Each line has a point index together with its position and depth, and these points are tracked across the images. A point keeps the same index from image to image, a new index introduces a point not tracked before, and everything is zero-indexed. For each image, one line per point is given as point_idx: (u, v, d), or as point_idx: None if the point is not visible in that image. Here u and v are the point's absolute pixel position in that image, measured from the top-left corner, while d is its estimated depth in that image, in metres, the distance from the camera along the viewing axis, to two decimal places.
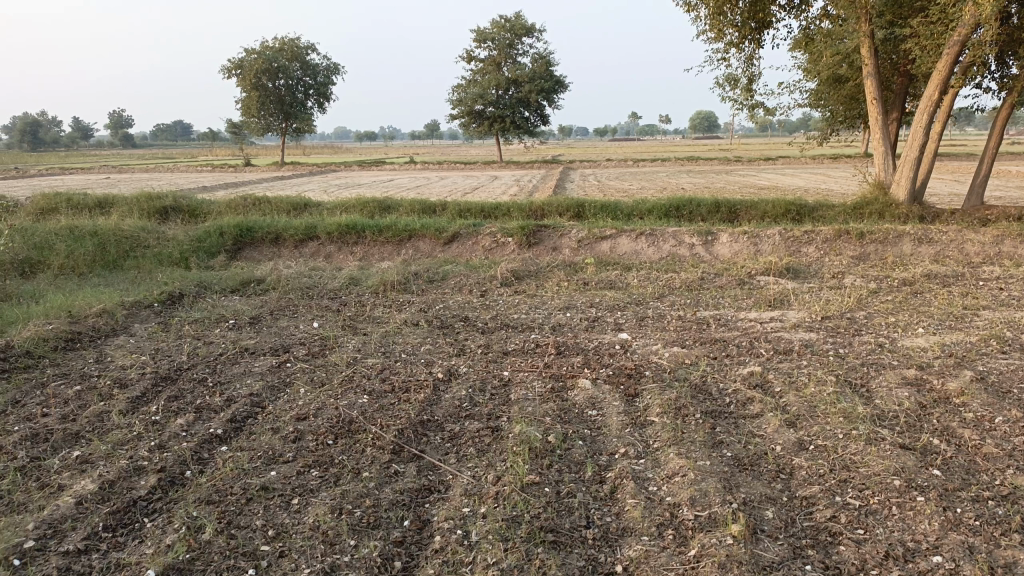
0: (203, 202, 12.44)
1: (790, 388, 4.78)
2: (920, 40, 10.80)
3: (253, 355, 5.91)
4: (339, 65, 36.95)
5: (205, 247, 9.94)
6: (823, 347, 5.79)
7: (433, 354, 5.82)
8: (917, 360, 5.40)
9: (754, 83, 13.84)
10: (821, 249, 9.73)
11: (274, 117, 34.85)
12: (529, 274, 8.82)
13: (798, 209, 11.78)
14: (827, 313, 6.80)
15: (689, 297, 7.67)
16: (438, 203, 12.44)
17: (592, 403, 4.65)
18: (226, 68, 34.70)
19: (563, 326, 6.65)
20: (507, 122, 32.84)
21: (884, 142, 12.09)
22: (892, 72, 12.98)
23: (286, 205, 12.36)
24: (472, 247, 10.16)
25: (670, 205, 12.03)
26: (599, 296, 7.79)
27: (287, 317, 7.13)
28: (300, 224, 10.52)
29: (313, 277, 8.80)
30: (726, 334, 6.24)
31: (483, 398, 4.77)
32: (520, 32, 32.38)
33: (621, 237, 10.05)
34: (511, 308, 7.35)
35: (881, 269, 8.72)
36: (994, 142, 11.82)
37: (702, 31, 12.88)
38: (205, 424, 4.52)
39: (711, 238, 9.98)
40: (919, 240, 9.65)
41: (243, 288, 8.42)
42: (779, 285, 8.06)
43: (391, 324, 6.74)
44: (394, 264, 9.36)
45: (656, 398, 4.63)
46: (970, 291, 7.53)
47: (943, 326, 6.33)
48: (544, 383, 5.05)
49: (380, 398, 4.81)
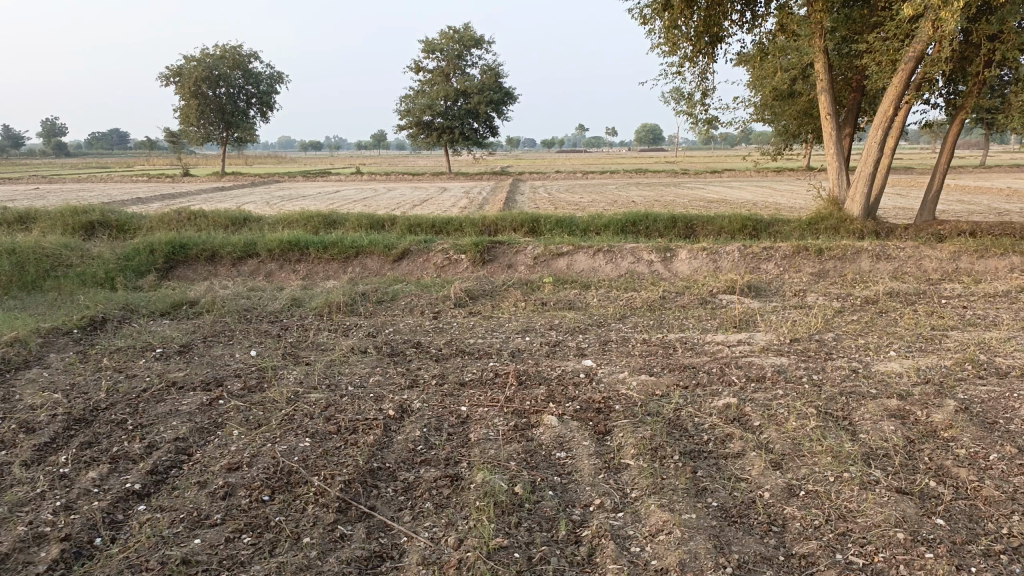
0: (134, 217, 11.69)
1: (770, 423, 4.46)
2: (874, 56, 10.65)
3: (182, 391, 5.34)
4: (282, 74, 36.07)
5: (134, 265, 9.26)
6: (798, 373, 5.49)
7: (382, 386, 5.34)
8: (896, 387, 5.14)
9: (706, 97, 13.74)
10: (781, 266, 9.58)
11: (215, 127, 33.76)
12: (484, 293, 8.40)
13: (755, 225, 11.61)
14: (796, 335, 6.54)
15: (652, 318, 7.36)
16: (387, 217, 11.92)
17: (560, 444, 4.23)
18: (163, 75, 33.48)
19: (523, 352, 6.22)
20: (456, 133, 32.44)
21: (837, 157, 12.04)
22: (845, 86, 12.96)
23: (224, 220, 11.71)
24: (423, 264, 9.67)
25: (627, 221, 11.76)
26: (559, 317, 7.41)
27: (222, 344, 6.56)
28: (239, 240, 9.91)
29: (252, 299, 8.22)
30: (695, 360, 5.92)
31: (440, 439, 4.32)
32: (468, 43, 32.11)
33: (578, 254, 9.73)
34: (467, 332, 6.90)
35: (842, 287, 8.57)
36: (945, 158, 11.87)
37: (655, 44, 12.71)
38: (122, 477, 3.97)
39: (670, 255, 9.73)
40: (877, 256, 9.54)
41: (175, 311, 7.80)
42: (743, 304, 7.82)
43: (337, 352, 6.22)
44: (341, 284, 8.84)
45: (629, 436, 4.25)
46: (935, 310, 7.39)
47: (914, 349, 6.13)
48: (506, 420, 4.62)
49: (324, 442, 4.31)
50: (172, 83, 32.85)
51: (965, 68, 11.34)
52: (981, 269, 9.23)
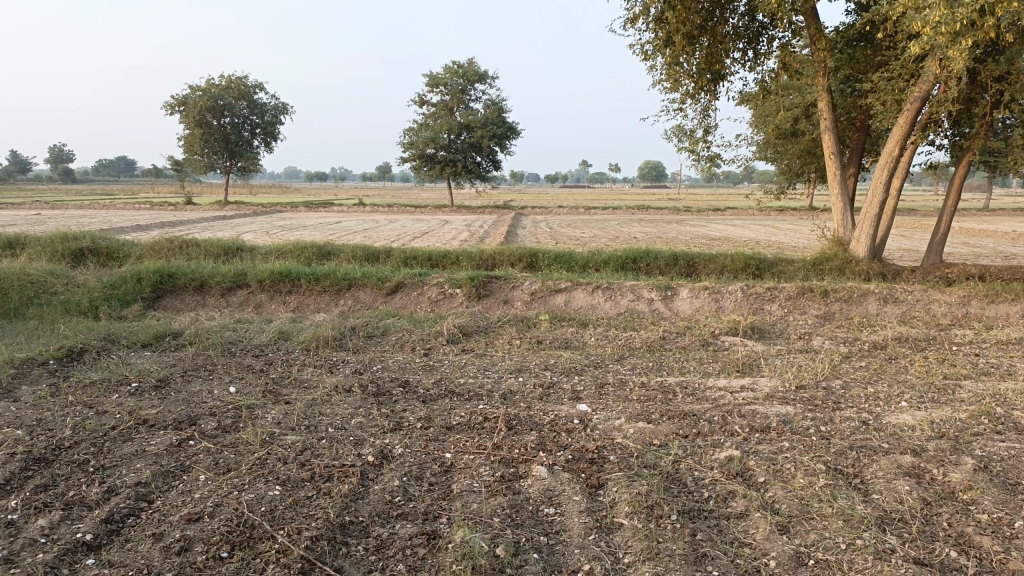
0: (126, 244, 11.48)
1: (776, 479, 4.15)
2: (879, 95, 10.52)
3: (152, 430, 5.05)
4: (288, 104, 36.23)
5: (120, 294, 9.01)
6: (804, 424, 5.19)
7: (364, 429, 5.04)
8: (908, 442, 4.84)
9: (709, 134, 13.58)
10: (785, 307, 9.32)
11: (218, 156, 33.78)
12: (478, 330, 8.12)
13: (758, 264, 11.35)
14: (801, 382, 6.24)
15: (651, 360, 7.07)
16: (383, 250, 11.69)
17: (548, 498, 3.93)
18: (168, 103, 33.58)
19: (515, 394, 5.93)
20: (459, 166, 32.41)
21: (843, 196, 11.83)
22: (849, 126, 12.79)
23: (216, 248, 11.48)
24: (417, 298, 9.42)
25: (627, 257, 11.52)
26: (554, 356, 7.12)
27: (201, 379, 6.27)
28: (229, 270, 9.68)
29: (237, 331, 7.95)
30: (695, 406, 5.61)
31: (420, 490, 4.02)
32: (473, 78, 32.29)
33: (576, 291, 9.47)
34: (457, 370, 6.61)
35: (849, 330, 8.30)
36: (952, 200, 11.65)
37: (657, 80, 12.58)
38: (73, 526, 3.66)
39: (671, 293, 9.47)
40: (884, 299, 9.28)
41: (156, 343, 7.52)
42: (746, 347, 7.53)
43: (320, 389, 5.93)
44: (330, 317, 8.57)
45: (623, 492, 3.94)
46: (946, 358, 7.10)
47: (926, 400, 5.83)
48: (492, 469, 4.32)
49: (295, 491, 4.02)
50: (177, 111, 32.94)
51: (971, 110, 11.20)
52: (992, 314, 8.95)
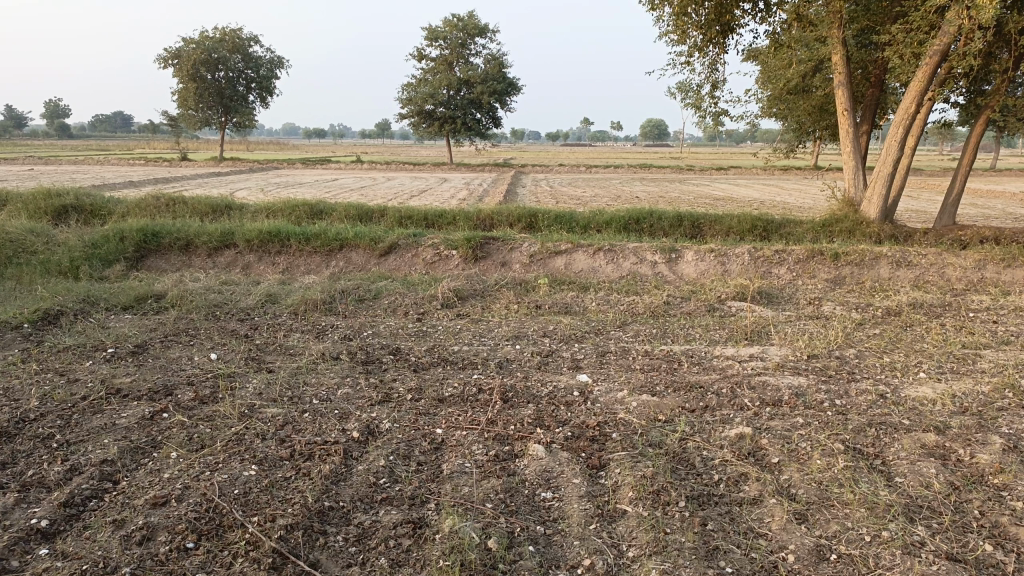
0: (111, 202, 11.08)
1: (791, 460, 3.86)
2: (896, 48, 9.94)
3: (125, 402, 4.75)
4: (283, 58, 35.38)
5: (102, 254, 8.65)
6: (818, 397, 4.88)
7: (350, 401, 4.74)
8: (929, 418, 4.53)
9: (717, 90, 13.08)
10: (794, 271, 8.96)
11: (213, 111, 33.09)
12: (474, 294, 7.77)
13: (765, 225, 10.96)
14: (814, 351, 5.91)
15: (655, 326, 6.75)
16: (377, 209, 11.29)
17: (546, 481, 3.64)
18: (162, 56, 32.76)
19: (511, 363, 5.61)
20: (458, 123, 31.74)
21: (855, 155, 11.41)
22: (863, 81, 12.30)
23: (204, 206, 11.09)
24: (411, 260, 9.06)
25: (630, 218, 11.12)
26: (553, 322, 6.79)
27: (181, 346, 5.96)
28: (216, 229, 9.31)
29: (222, 294, 7.62)
30: (702, 377, 5.30)
31: (408, 471, 3.71)
32: (473, 32, 31.47)
33: (577, 253, 9.12)
34: (451, 337, 6.29)
35: (861, 295, 7.97)
36: (968, 159, 11.23)
37: (664, 32, 12.05)
38: (29, 510, 3.37)
39: (675, 256, 9.11)
40: (897, 263, 8.93)
41: (137, 305, 7.20)
42: (754, 313, 7.20)
43: (306, 357, 5.61)
44: (320, 279, 8.22)
45: (627, 474, 3.65)
46: (964, 325, 6.77)
47: (946, 371, 5.51)
48: (486, 448, 4.01)
49: (272, 471, 3.71)
50: (170, 65, 32.18)
51: (991, 65, 10.71)
52: (1009, 279, 8.61)
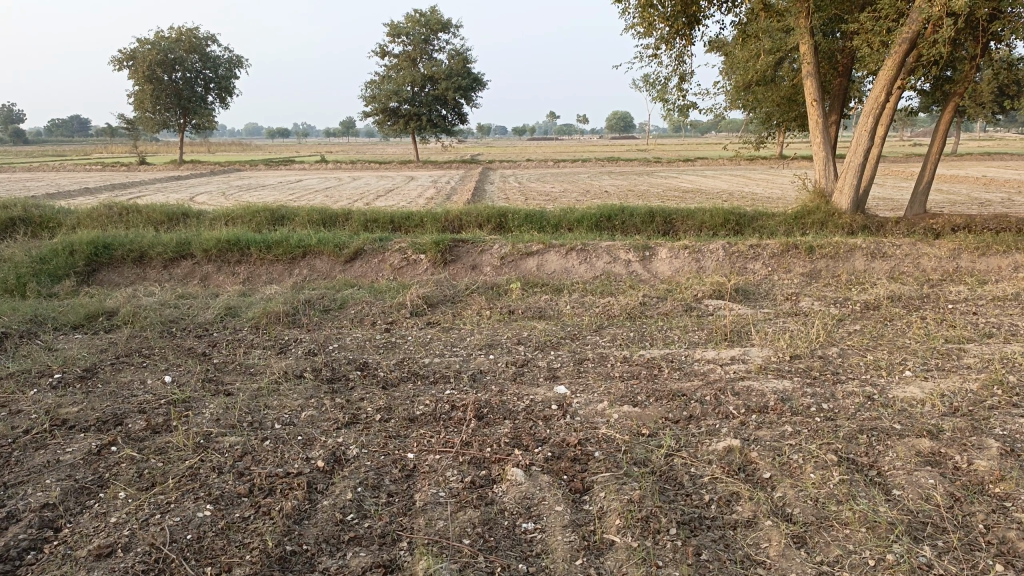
0: (62, 212, 10.60)
1: (783, 475, 3.65)
2: (865, 36, 9.82)
3: (70, 434, 4.41)
4: (242, 57, 34.62)
5: (50, 268, 8.22)
6: (804, 402, 4.69)
7: (316, 424, 4.44)
8: (920, 421, 4.37)
9: (685, 82, 12.92)
10: (769, 266, 8.82)
11: (171, 113, 32.27)
12: (444, 300, 7.50)
13: (738, 219, 10.82)
14: (796, 351, 5.74)
15: (632, 329, 6.54)
16: (341, 212, 10.93)
17: (526, 509, 3.39)
18: (115, 58, 31.87)
19: (485, 375, 5.35)
20: (423, 120, 31.33)
21: (825, 145, 11.33)
22: (831, 70, 12.23)
23: (160, 215, 10.66)
24: (378, 266, 8.76)
25: (601, 215, 10.90)
26: (528, 328, 6.55)
27: (134, 368, 5.61)
28: (172, 239, 8.92)
29: (179, 308, 7.26)
30: (684, 384, 5.08)
31: (378, 505, 3.45)
32: (435, 27, 31.06)
33: (549, 253, 8.90)
34: (421, 349, 6.01)
35: (838, 289, 7.84)
36: (937, 146, 11.19)
37: (630, 25, 11.84)
38: None
39: (649, 254, 8.92)
40: (872, 254, 8.84)
41: (88, 324, 6.82)
42: (733, 312, 7.03)
43: (267, 376, 5.31)
44: (283, 289, 7.89)
45: (612, 499, 3.41)
46: (944, 318, 6.65)
47: (932, 368, 5.37)
48: (461, 473, 3.76)
49: (228, 511, 3.43)
50: (125, 66, 31.32)
51: (960, 51, 10.65)
52: (983, 268, 8.56)
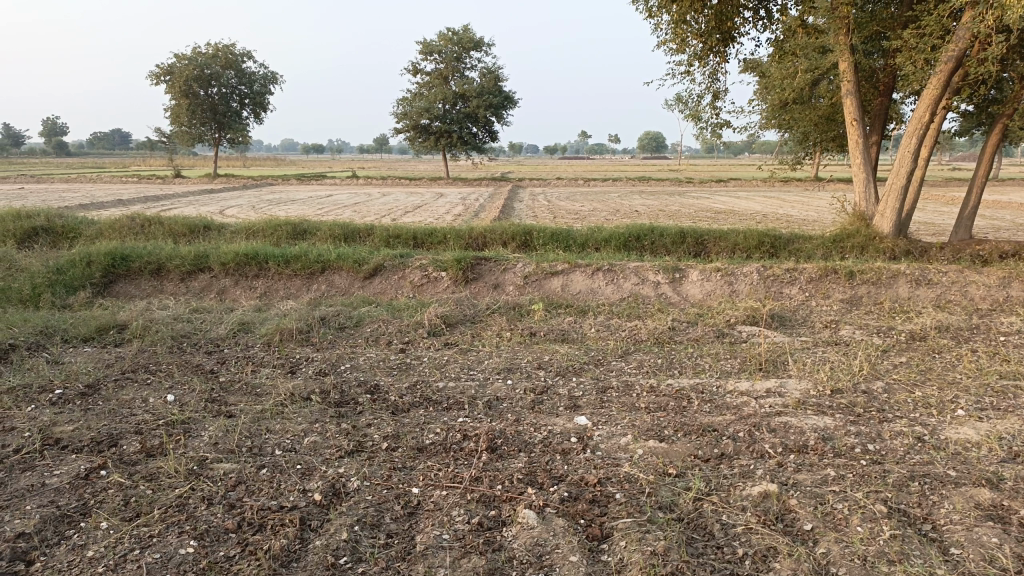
0: (84, 223, 10.53)
1: (827, 528, 3.29)
2: (909, 54, 9.41)
3: (61, 455, 4.16)
4: (277, 74, 34.98)
5: (67, 279, 8.09)
6: (847, 442, 4.30)
7: (318, 452, 4.16)
8: (976, 468, 3.96)
9: (719, 100, 12.58)
10: (806, 291, 8.40)
11: (207, 127, 32.60)
12: (463, 320, 7.21)
13: (773, 241, 10.41)
14: (837, 384, 5.34)
15: (660, 356, 6.18)
16: (363, 227, 10.73)
17: (538, 558, 3.06)
18: (154, 73, 32.38)
19: (502, 401, 5.04)
20: (454, 138, 31.26)
21: (865, 166, 10.89)
22: (872, 90, 11.83)
23: (181, 227, 10.54)
24: (398, 283, 8.51)
25: (630, 235, 10.57)
26: (549, 352, 6.23)
27: (138, 385, 5.38)
28: (190, 251, 8.76)
29: (192, 322, 7.06)
30: (715, 418, 4.71)
31: (376, 548, 3.14)
32: (467, 45, 31.06)
33: (575, 273, 8.59)
34: (437, 372, 5.71)
35: (880, 318, 7.41)
36: (985, 169, 10.70)
37: (663, 40, 11.55)
38: None
39: (679, 275, 8.56)
40: (916, 281, 8.39)
41: (98, 337, 6.64)
42: (767, 339, 6.65)
43: (273, 397, 5.04)
44: (300, 305, 7.66)
45: (634, 550, 3.07)
46: (996, 351, 6.20)
47: (988, 407, 4.93)
48: (468, 513, 3.44)
49: (213, 548, 3.14)
50: (163, 81, 31.78)
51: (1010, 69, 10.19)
52: None
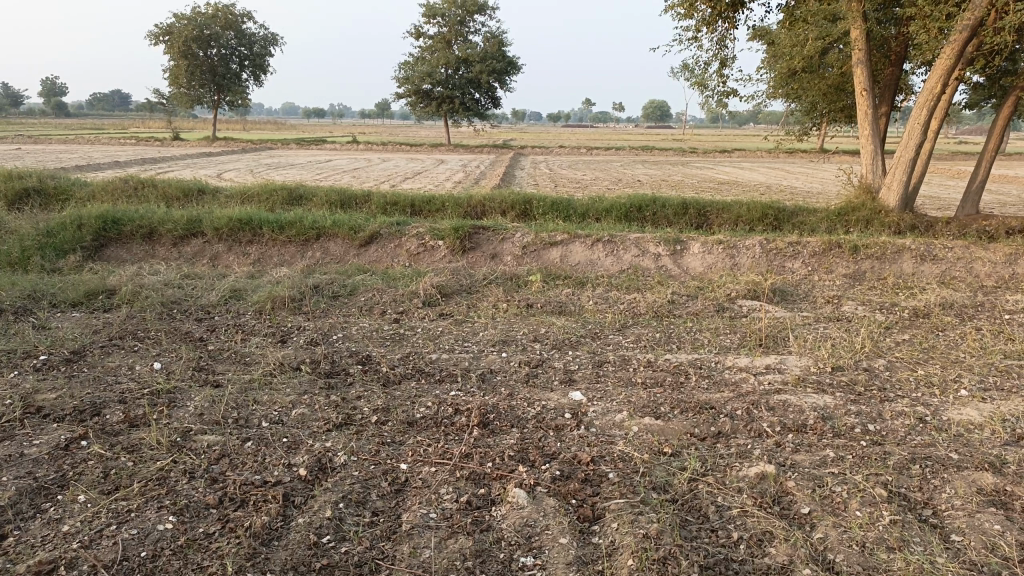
0: (77, 185, 10.36)
1: (825, 512, 3.19)
2: (922, 22, 9.16)
3: (42, 424, 4.06)
4: (277, 35, 34.45)
5: (57, 242, 7.96)
6: (848, 422, 4.19)
7: (306, 424, 4.06)
8: (979, 451, 3.86)
9: (726, 68, 12.31)
10: (809, 265, 8.26)
11: (206, 89, 32.18)
12: (459, 290, 7.09)
13: (776, 214, 10.25)
14: (839, 362, 5.23)
15: (659, 330, 6.06)
16: (360, 193, 10.55)
17: (526, 540, 2.97)
18: (153, 33, 31.89)
19: (495, 375, 4.93)
20: (456, 104, 30.85)
21: (873, 138, 10.68)
22: (883, 59, 11.58)
23: (176, 191, 10.37)
24: (394, 251, 8.37)
25: (631, 205, 10.39)
26: (546, 324, 6.11)
27: (125, 352, 5.28)
28: (182, 215, 8.61)
29: (183, 288, 6.93)
30: (712, 395, 4.60)
31: (360, 526, 3.05)
32: (471, 9, 30.49)
33: (574, 244, 8.44)
34: (430, 343, 5.59)
35: (884, 294, 7.28)
36: (995, 142, 10.49)
37: (669, 5, 11.25)
38: None
39: (681, 247, 8.41)
40: (921, 257, 8.24)
41: (87, 302, 6.52)
42: (768, 314, 6.52)
43: (262, 367, 4.94)
44: (293, 272, 7.53)
45: (626, 533, 2.98)
46: (1002, 330, 6.07)
47: (993, 388, 4.82)
48: (457, 491, 3.34)
49: (192, 524, 3.05)
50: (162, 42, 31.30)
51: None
52: None
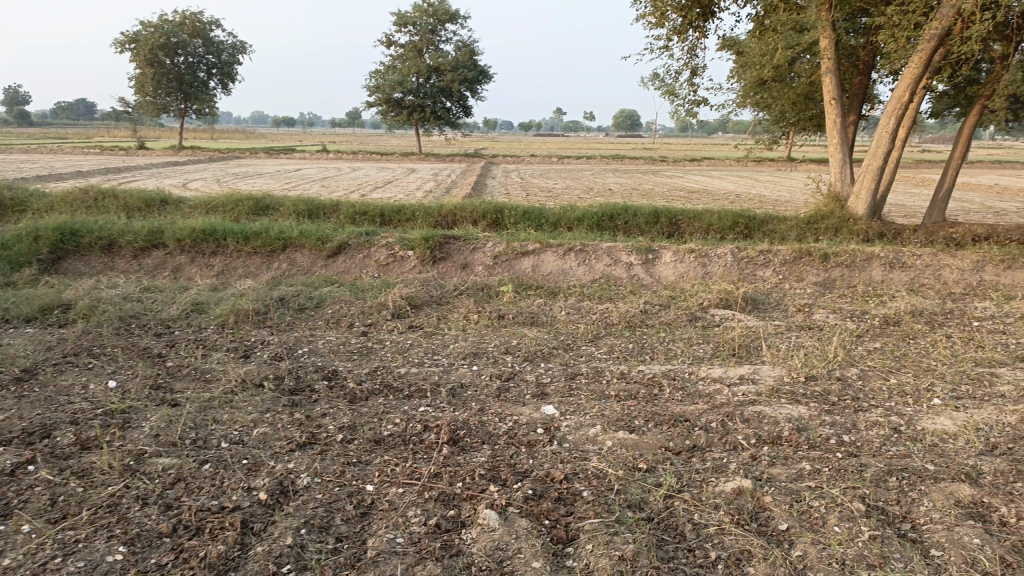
0: (34, 196, 10.05)
1: (804, 528, 3.11)
2: (890, 30, 9.25)
3: None
4: (246, 44, 34.09)
5: (11, 255, 7.68)
6: (823, 433, 4.13)
7: (268, 445, 3.90)
8: (955, 461, 3.82)
9: (696, 76, 12.34)
10: (780, 273, 8.26)
11: (172, 97, 31.68)
12: (429, 301, 6.96)
13: (747, 222, 10.26)
14: (812, 371, 5.19)
15: (632, 340, 5.99)
16: (328, 203, 10.38)
17: (497, 564, 2.85)
18: (118, 41, 31.35)
19: (466, 389, 4.80)
20: (427, 113, 30.71)
21: (842, 147, 10.76)
22: (851, 68, 11.70)
23: (138, 201, 10.11)
24: (362, 262, 8.22)
25: (603, 214, 10.34)
26: (517, 336, 6.00)
27: (80, 370, 5.07)
28: (144, 227, 8.37)
29: (143, 302, 6.72)
30: (686, 407, 4.52)
31: (322, 553, 2.90)
32: (442, 18, 30.45)
33: (546, 253, 8.35)
34: (398, 356, 5.46)
35: (854, 301, 7.28)
36: (961, 150, 10.62)
37: (640, 14, 11.25)
38: None
39: (653, 257, 8.37)
40: (890, 264, 8.28)
41: (42, 317, 6.28)
42: (741, 323, 6.48)
43: (223, 384, 4.76)
44: (258, 284, 7.34)
45: (600, 555, 2.87)
46: (971, 337, 6.09)
47: (965, 396, 4.80)
48: (425, 513, 3.21)
49: (143, 555, 2.89)
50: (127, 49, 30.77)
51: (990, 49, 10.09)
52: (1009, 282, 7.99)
